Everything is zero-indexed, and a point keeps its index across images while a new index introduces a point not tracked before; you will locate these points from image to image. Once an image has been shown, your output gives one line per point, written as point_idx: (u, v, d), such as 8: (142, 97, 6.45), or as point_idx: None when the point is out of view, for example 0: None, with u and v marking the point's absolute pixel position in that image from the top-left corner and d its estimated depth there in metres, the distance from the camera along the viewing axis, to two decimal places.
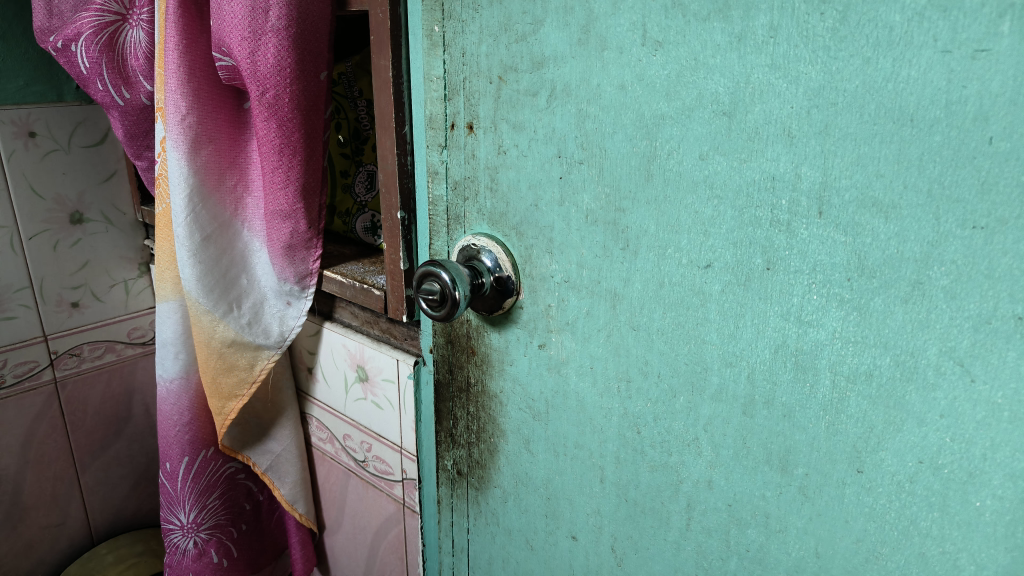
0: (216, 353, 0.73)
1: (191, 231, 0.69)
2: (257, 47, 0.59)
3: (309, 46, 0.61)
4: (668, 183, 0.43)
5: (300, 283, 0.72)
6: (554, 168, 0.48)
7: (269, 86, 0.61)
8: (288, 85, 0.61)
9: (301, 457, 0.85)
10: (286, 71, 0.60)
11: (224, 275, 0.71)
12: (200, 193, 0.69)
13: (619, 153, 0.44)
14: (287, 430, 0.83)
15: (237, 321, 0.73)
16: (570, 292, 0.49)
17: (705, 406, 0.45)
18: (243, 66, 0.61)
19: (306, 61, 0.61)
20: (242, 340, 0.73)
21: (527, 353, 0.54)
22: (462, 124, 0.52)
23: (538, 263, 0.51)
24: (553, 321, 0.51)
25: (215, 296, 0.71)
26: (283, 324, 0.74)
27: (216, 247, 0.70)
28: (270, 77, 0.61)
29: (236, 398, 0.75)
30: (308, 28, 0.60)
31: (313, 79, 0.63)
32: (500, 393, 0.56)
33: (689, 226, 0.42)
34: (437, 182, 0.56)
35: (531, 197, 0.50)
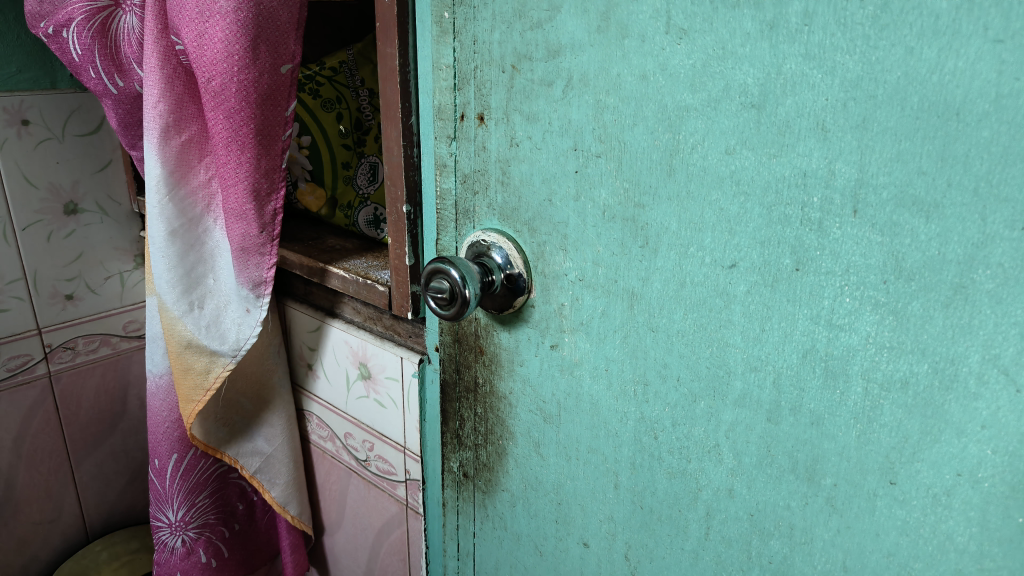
0: (176, 352, 0.72)
1: (156, 222, 0.68)
2: (207, 30, 0.57)
3: (261, 36, 0.56)
4: (691, 178, 0.40)
5: (255, 290, 0.68)
6: (569, 161, 0.45)
7: (214, 74, 0.58)
8: (230, 77, 0.57)
9: (294, 458, 0.83)
10: (228, 61, 0.57)
11: (188, 272, 0.69)
12: (167, 185, 0.67)
13: (640, 148, 0.42)
14: (284, 428, 0.81)
15: (197, 320, 0.71)
16: (585, 291, 0.47)
17: (727, 412, 0.43)
18: (193, 53, 0.59)
19: (257, 51, 0.57)
20: (198, 342, 0.71)
21: (538, 353, 0.51)
22: (473, 115, 0.50)
23: (551, 261, 0.48)
24: (566, 320, 0.49)
25: (174, 292, 0.69)
26: (239, 333, 0.70)
27: (180, 243, 0.68)
28: (213, 66, 0.58)
29: (192, 403, 0.73)
30: (260, 16, 0.56)
31: (265, 74, 0.58)
32: (509, 395, 0.54)
33: (713, 223, 0.40)
34: (445, 175, 0.54)
35: (545, 192, 0.47)
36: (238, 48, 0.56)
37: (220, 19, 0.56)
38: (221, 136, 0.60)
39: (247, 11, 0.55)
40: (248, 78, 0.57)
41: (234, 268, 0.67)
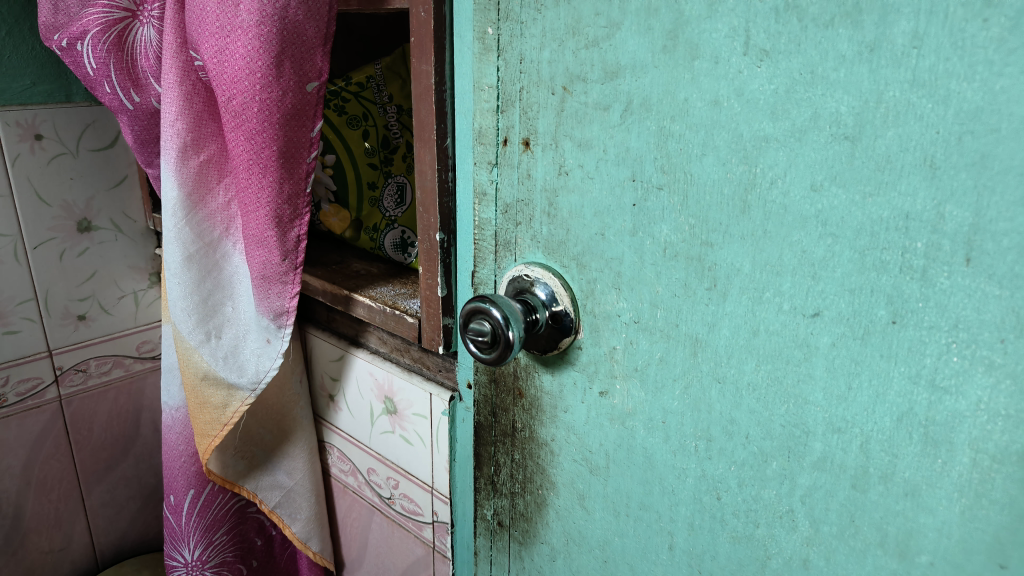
0: (192, 384, 0.69)
1: (173, 248, 0.64)
2: (229, 47, 0.54)
3: (285, 52, 0.53)
4: (769, 217, 0.36)
5: (276, 321, 0.64)
6: (626, 193, 0.41)
7: (236, 92, 0.55)
8: (250, 96, 0.54)
9: (315, 492, 0.78)
10: (249, 79, 0.54)
11: (205, 300, 0.66)
12: (185, 208, 0.63)
13: (709, 180, 0.38)
14: (303, 461, 0.77)
15: (214, 350, 0.67)
16: (641, 335, 0.43)
17: (804, 475, 0.38)
18: (214, 70, 0.56)
19: (279, 69, 0.53)
20: (215, 374, 0.68)
21: (585, 400, 0.47)
22: (517, 140, 0.46)
23: (602, 299, 0.44)
24: (618, 365, 0.45)
25: (191, 320, 0.66)
26: (258, 365, 0.66)
27: (198, 269, 0.65)
28: (234, 86, 0.55)
29: (206, 439, 0.70)
30: (283, 31, 0.52)
31: (290, 92, 0.54)
32: (551, 442, 0.50)
33: (794, 267, 0.36)
34: (484, 205, 0.50)
35: (597, 225, 0.43)
36: (260, 66, 0.53)
37: (241, 35, 0.53)
38: (242, 159, 0.57)
39: (269, 26, 0.52)
40: (269, 97, 0.54)
41: (256, 297, 0.63)
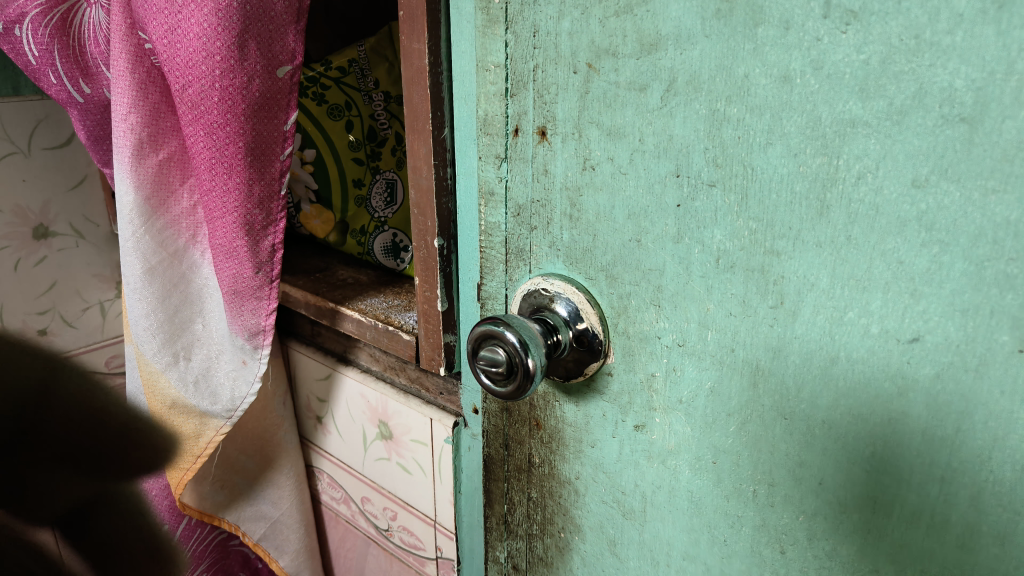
0: (158, 414, 0.62)
1: (132, 260, 0.57)
2: (182, 24, 0.46)
3: (251, 30, 0.45)
4: (854, 220, 0.29)
5: (253, 341, 0.58)
6: (668, 192, 0.34)
7: (193, 78, 0.47)
8: (209, 83, 0.46)
9: (305, 523, 0.72)
10: (206, 63, 0.46)
11: (171, 317, 0.59)
12: (142, 214, 0.56)
13: (776, 174, 0.31)
14: (291, 491, 0.70)
15: (184, 374, 0.61)
16: (687, 360, 0.36)
17: (892, 531, 0.32)
18: (166, 53, 0.48)
19: (243, 50, 0.45)
20: (185, 401, 0.61)
21: (617, 434, 0.40)
22: (531, 129, 0.39)
23: (638, 318, 0.37)
24: (657, 397, 0.38)
25: (154, 342, 0.59)
26: (234, 390, 0.61)
27: (161, 284, 0.58)
28: (190, 72, 0.47)
29: (142, 486, 0.61)
30: (247, 4, 0.44)
31: (258, 78, 0.47)
32: (575, 480, 0.43)
33: (886, 281, 0.29)
34: (493, 206, 0.42)
35: (631, 230, 0.36)
36: (219, 47, 0.45)
37: (196, 10, 0.45)
38: (204, 157, 0.50)
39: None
40: (232, 84, 0.46)
41: (228, 314, 0.57)
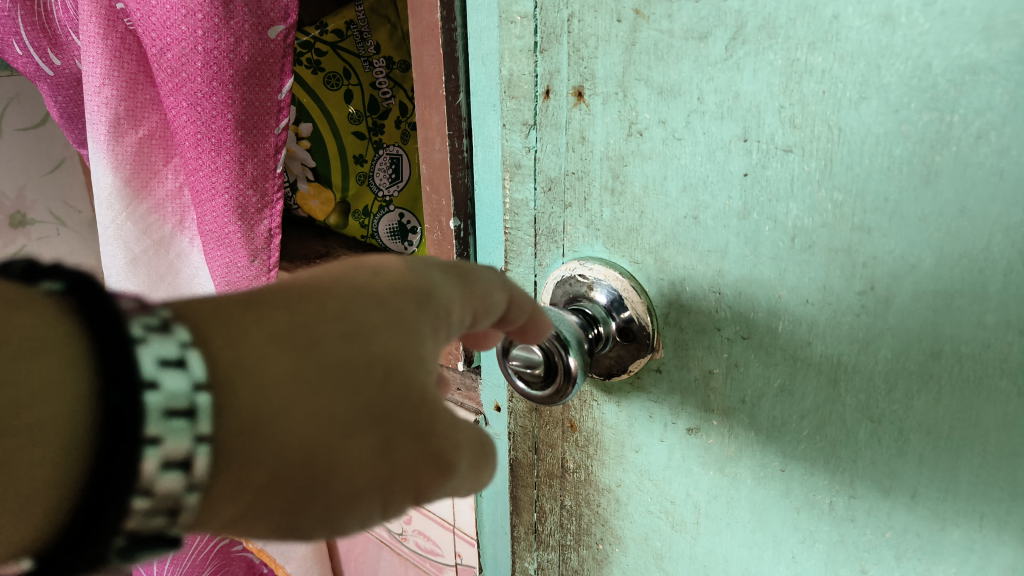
0: None
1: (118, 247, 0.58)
2: None
3: None
4: (970, 188, 0.24)
5: None
6: (733, 160, 0.29)
7: (176, 42, 0.43)
8: (192, 47, 0.43)
9: None
10: (188, 22, 0.42)
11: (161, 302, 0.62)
12: (124, 198, 0.56)
13: (869, 134, 0.26)
14: None
15: None
16: (752, 355, 0.31)
17: (1003, 553, 0.27)
18: (146, 16, 0.44)
19: (229, 7, 0.41)
20: None
21: (666, 438, 0.35)
22: (565, 90, 0.34)
23: (693, 308, 0.32)
24: (715, 397, 0.33)
25: None
26: None
27: (150, 272, 0.60)
28: (168, 33, 0.43)
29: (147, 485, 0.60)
30: None
31: (246, 40, 0.41)
32: (615, 488, 0.38)
33: (1010, 261, 0.24)
34: (520, 181, 0.38)
35: (687, 204, 0.31)
36: (202, 4, 0.41)
37: None
38: (191, 130, 0.46)
39: None
40: (218, 47, 0.42)
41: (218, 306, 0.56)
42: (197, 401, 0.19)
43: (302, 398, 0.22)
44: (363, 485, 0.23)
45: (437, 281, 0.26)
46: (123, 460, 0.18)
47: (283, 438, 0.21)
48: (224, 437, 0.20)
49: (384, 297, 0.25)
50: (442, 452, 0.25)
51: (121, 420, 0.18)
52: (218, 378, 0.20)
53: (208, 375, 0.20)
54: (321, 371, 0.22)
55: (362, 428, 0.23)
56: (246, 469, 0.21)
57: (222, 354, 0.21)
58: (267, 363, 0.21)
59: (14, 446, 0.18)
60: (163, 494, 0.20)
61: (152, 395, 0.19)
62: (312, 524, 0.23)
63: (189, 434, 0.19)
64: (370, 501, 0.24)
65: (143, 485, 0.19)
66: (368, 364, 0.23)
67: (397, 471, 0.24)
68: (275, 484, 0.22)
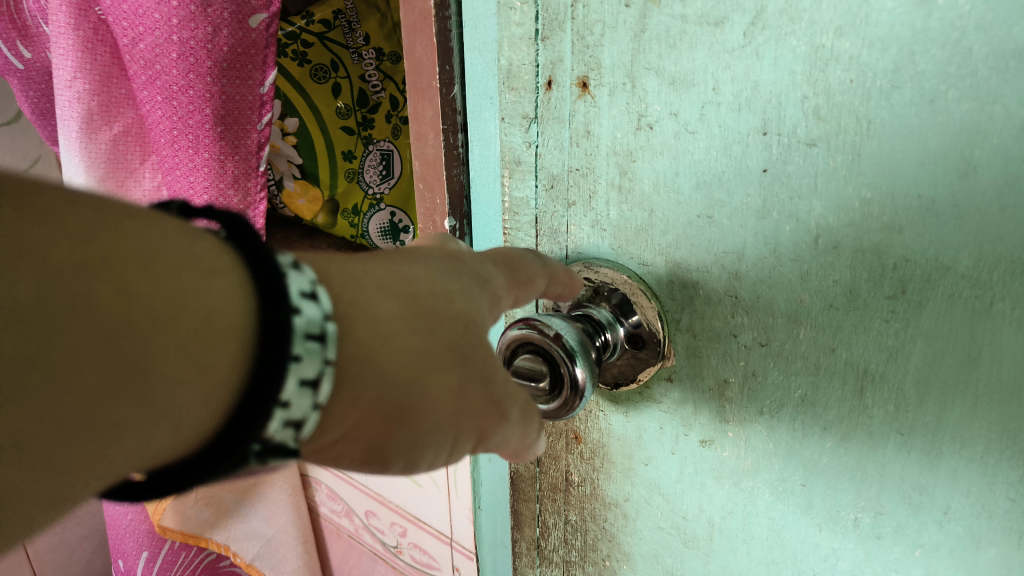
0: None
1: None
2: None
3: None
4: (1014, 183, 0.22)
5: None
6: (751, 155, 0.27)
7: (148, 31, 0.41)
8: (166, 37, 0.40)
9: (303, 538, 0.69)
10: (161, 10, 0.40)
11: None
12: None
13: (901, 126, 0.24)
14: (285, 507, 0.66)
15: None
16: (771, 363, 0.29)
17: None
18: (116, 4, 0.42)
19: None
20: None
21: (677, 450, 0.34)
22: (569, 80, 0.31)
23: (707, 313, 0.31)
24: (731, 407, 0.31)
25: None
26: None
27: None
28: (141, 21, 0.41)
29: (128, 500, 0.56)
30: None
31: (225, 29, 0.40)
32: (623, 503, 0.37)
33: None
34: (521, 177, 0.36)
35: (701, 203, 0.29)
36: None
37: None
38: (165, 126, 0.44)
39: None
40: (194, 36, 0.40)
41: None
42: (326, 329, 0.23)
43: (403, 336, 0.25)
44: (442, 418, 0.26)
45: (492, 278, 0.29)
46: (274, 366, 0.22)
47: (388, 367, 0.25)
48: (342, 363, 0.24)
49: (461, 266, 0.29)
50: (502, 397, 0.28)
51: (279, 334, 0.22)
52: (341, 311, 0.25)
53: (336, 313, 0.24)
54: (419, 316, 0.26)
55: (446, 369, 0.26)
56: (356, 393, 0.25)
57: (343, 295, 0.25)
58: (379, 307, 0.25)
59: (175, 347, 0.21)
60: (296, 407, 0.23)
61: (298, 319, 0.22)
62: (399, 450, 0.26)
63: (318, 358, 0.23)
64: (444, 440, 0.26)
65: (284, 397, 0.22)
66: (452, 316, 0.27)
67: (472, 408, 0.27)
68: (376, 409, 0.25)
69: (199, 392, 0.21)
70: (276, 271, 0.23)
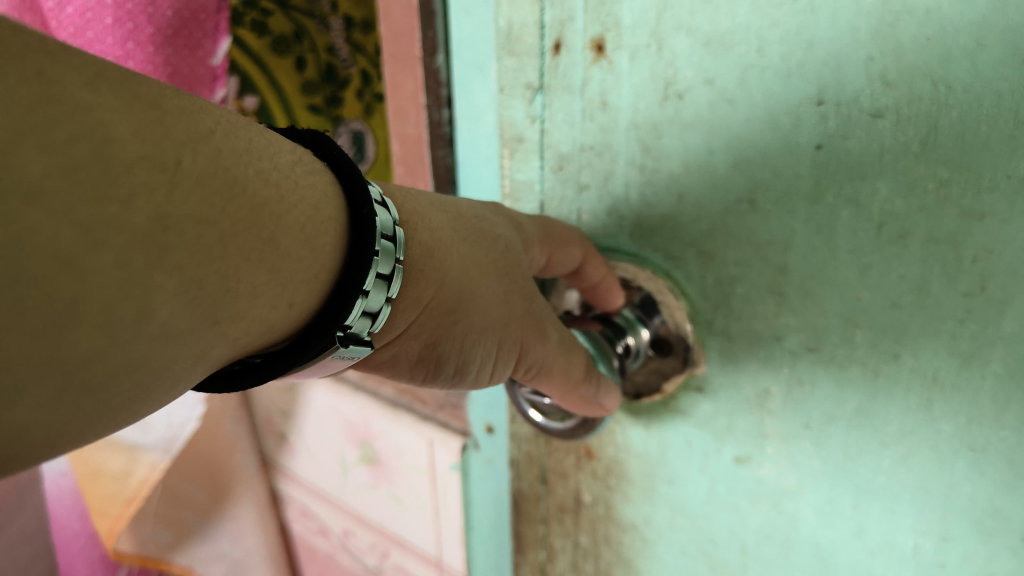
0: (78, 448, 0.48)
1: None
2: None
3: None
4: None
5: None
6: (804, 128, 0.23)
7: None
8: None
9: (274, 563, 0.65)
10: None
11: None
12: None
13: (988, 91, 0.19)
14: (252, 529, 0.63)
15: None
16: (818, 370, 0.25)
17: None
18: None
19: None
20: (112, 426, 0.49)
21: (706, 469, 0.30)
22: (582, 43, 0.27)
23: (744, 314, 0.27)
24: (770, 420, 0.27)
25: None
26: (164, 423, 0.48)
27: None
28: None
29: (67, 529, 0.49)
30: None
31: None
32: (642, 525, 0.33)
33: None
34: (526, 156, 0.31)
35: (741, 185, 0.25)
36: None
37: None
38: None
39: None
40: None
41: None
42: (398, 232, 0.21)
43: (456, 242, 0.24)
44: (491, 322, 0.25)
45: (525, 223, 0.27)
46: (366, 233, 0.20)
47: (448, 272, 0.23)
48: (415, 257, 0.22)
49: (496, 208, 0.27)
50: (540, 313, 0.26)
51: (367, 221, 0.20)
52: (407, 214, 0.23)
53: (400, 215, 0.23)
54: (473, 231, 0.25)
55: (495, 279, 0.25)
56: (423, 289, 0.23)
57: (405, 203, 0.23)
58: (435, 217, 0.24)
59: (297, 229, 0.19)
60: (373, 303, 0.21)
61: (377, 215, 0.21)
62: (453, 350, 0.25)
63: (393, 257, 0.21)
64: (488, 345, 0.25)
65: (366, 286, 0.20)
66: (497, 233, 0.25)
67: (525, 315, 0.26)
68: (439, 305, 0.24)
69: (308, 272, 0.19)
70: (358, 167, 0.21)
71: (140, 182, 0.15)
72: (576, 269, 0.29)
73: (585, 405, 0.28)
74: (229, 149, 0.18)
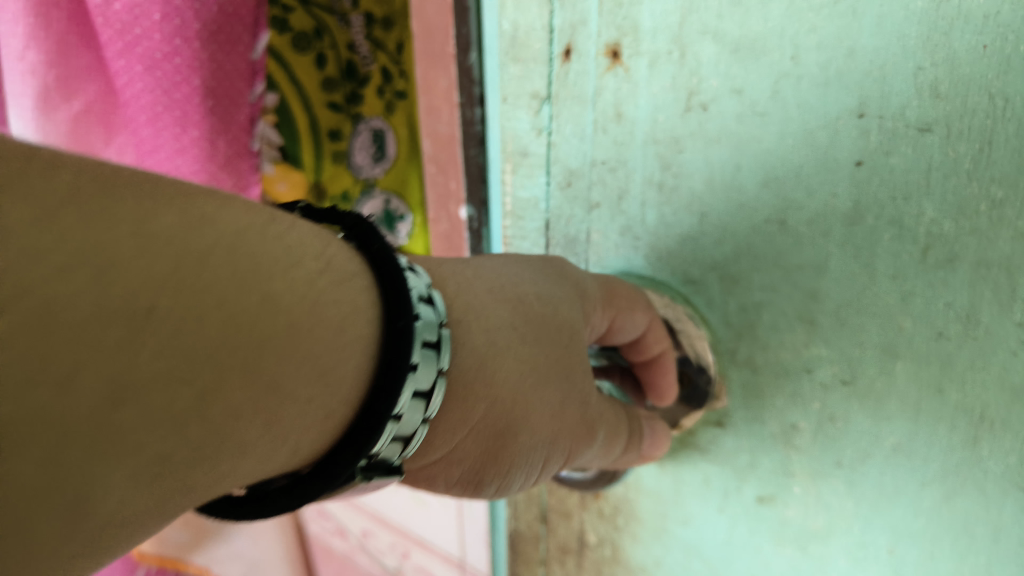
0: None
1: None
2: None
3: None
4: None
5: None
6: (841, 143, 0.21)
7: None
8: None
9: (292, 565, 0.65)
10: None
11: None
12: None
13: None
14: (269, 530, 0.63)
15: None
16: (851, 405, 0.24)
17: None
18: None
19: None
20: None
21: (725, 509, 0.28)
22: (594, 50, 0.25)
23: (770, 342, 0.25)
24: (798, 457, 0.26)
25: None
26: None
27: None
28: None
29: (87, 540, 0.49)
30: None
31: None
32: (652, 567, 0.32)
33: None
34: (531, 171, 0.30)
35: (770, 205, 0.23)
36: None
37: None
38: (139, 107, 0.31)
39: None
40: None
41: None
42: (442, 334, 0.19)
43: (514, 346, 0.21)
44: (543, 435, 0.22)
45: (589, 290, 0.24)
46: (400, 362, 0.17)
47: (499, 386, 0.21)
48: (460, 372, 0.20)
49: (561, 271, 0.24)
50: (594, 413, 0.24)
51: (403, 336, 0.17)
52: (458, 313, 0.20)
53: (449, 316, 0.20)
54: (535, 324, 0.22)
55: (555, 382, 0.22)
56: (469, 405, 0.20)
57: (457, 297, 0.21)
58: (490, 313, 0.21)
59: (314, 355, 0.16)
60: (406, 426, 0.18)
61: (418, 318, 0.18)
62: (497, 473, 0.22)
63: (435, 368, 0.18)
64: (535, 460, 0.22)
65: (398, 412, 0.17)
66: (562, 320, 0.23)
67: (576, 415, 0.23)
68: (487, 423, 0.21)
69: (326, 406, 0.16)
70: (399, 273, 0.18)
71: (84, 347, 0.12)
72: (638, 337, 0.27)
73: (624, 455, 0.26)
74: (231, 275, 0.14)
